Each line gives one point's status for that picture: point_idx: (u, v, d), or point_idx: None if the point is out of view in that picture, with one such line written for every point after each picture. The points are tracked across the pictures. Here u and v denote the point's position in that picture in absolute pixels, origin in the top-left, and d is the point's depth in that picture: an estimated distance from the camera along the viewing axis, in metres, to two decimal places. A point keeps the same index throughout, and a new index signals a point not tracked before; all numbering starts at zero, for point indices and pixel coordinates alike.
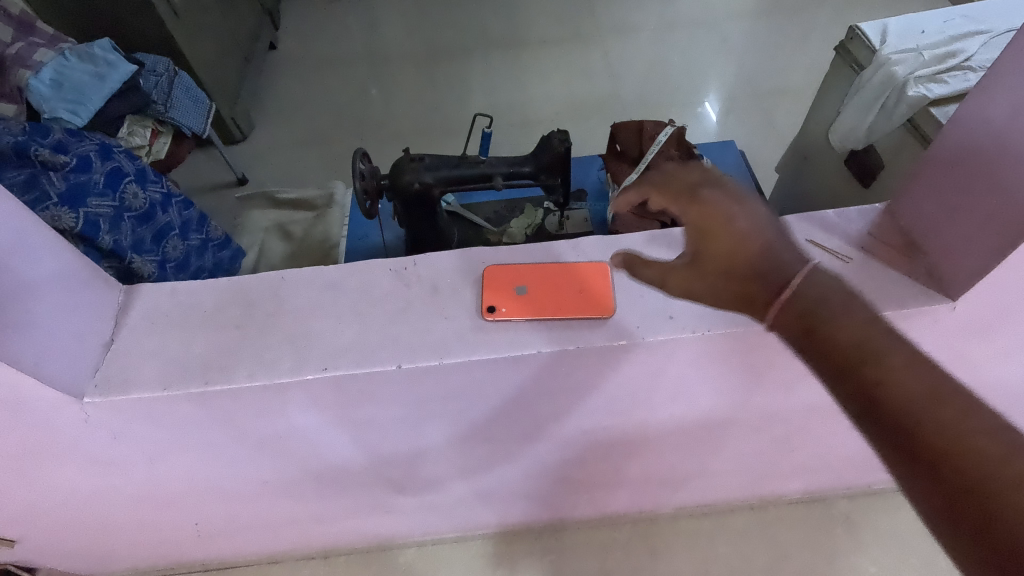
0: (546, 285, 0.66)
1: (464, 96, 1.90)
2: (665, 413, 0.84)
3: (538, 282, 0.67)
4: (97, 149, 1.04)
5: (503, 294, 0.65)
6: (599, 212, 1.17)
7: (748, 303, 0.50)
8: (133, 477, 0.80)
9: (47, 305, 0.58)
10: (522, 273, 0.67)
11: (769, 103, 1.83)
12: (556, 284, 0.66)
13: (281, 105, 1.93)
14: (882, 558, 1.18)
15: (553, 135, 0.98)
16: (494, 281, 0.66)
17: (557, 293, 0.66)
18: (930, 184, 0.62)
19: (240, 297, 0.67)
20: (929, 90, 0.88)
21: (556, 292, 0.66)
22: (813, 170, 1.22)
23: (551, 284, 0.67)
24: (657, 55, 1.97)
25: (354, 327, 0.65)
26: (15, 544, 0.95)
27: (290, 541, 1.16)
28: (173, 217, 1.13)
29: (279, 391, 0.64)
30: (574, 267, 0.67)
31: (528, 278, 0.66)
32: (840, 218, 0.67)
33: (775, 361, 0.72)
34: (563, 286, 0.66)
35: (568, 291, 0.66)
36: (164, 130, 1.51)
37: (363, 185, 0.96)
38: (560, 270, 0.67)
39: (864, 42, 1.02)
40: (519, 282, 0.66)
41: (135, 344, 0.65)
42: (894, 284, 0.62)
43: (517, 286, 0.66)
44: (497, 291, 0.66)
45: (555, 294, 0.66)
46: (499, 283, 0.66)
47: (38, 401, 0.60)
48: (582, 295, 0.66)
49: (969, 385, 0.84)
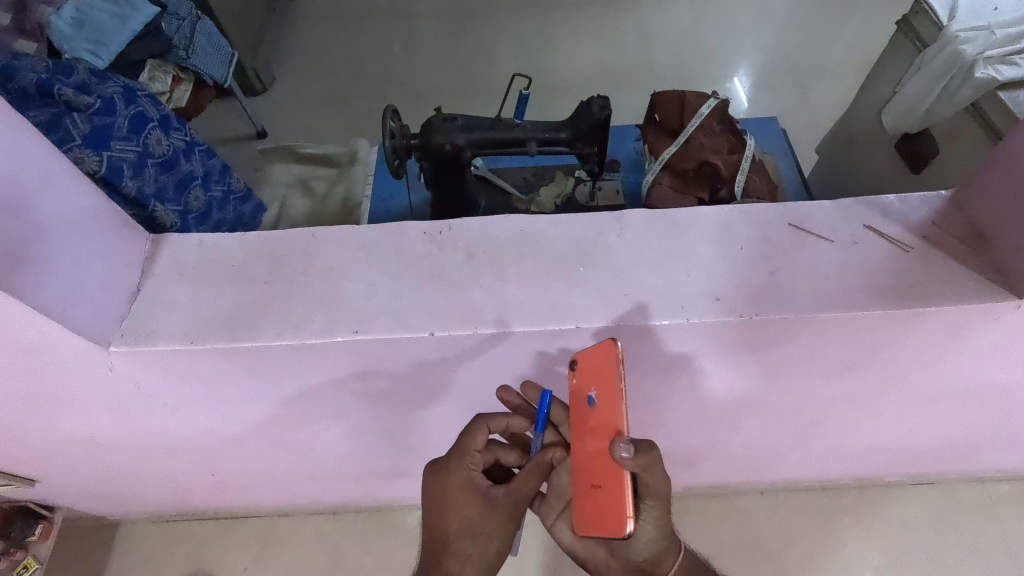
0: (586, 453, 0.62)
1: (492, 56, 1.84)
2: (694, 398, 0.82)
3: (583, 440, 0.62)
4: (121, 92, 1.01)
5: (603, 384, 0.59)
6: (632, 184, 1.12)
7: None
8: (152, 426, 0.80)
9: (75, 250, 0.56)
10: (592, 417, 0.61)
11: (810, 80, 1.75)
12: (589, 475, 0.62)
13: (306, 56, 1.87)
14: (888, 550, 1.17)
15: (594, 100, 0.94)
16: (594, 363, 0.60)
17: (612, 474, 0.59)
18: (1003, 174, 0.58)
19: (268, 253, 0.65)
20: (999, 72, 0.81)
21: (609, 479, 0.59)
22: (860, 153, 1.16)
23: (586, 462, 0.62)
24: (695, 23, 1.88)
25: (385, 291, 0.63)
26: (37, 483, 0.96)
27: (301, 495, 1.17)
28: (195, 165, 1.09)
29: (306, 351, 0.63)
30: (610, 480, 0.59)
31: (582, 426, 0.62)
32: (901, 204, 0.63)
33: (812, 357, 0.69)
34: (586, 492, 0.63)
35: (602, 491, 0.60)
36: (185, 77, 1.48)
37: (392, 144, 0.93)
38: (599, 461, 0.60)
39: (932, 17, 0.96)
40: (585, 407, 0.62)
41: (161, 295, 0.63)
42: (953, 276, 0.59)
43: (592, 399, 0.61)
44: (603, 387, 0.59)
45: (610, 479, 0.59)
46: (588, 376, 0.61)
47: (65, 346, 0.59)
48: (600, 523, 0.61)
49: (1011, 392, 0.79)
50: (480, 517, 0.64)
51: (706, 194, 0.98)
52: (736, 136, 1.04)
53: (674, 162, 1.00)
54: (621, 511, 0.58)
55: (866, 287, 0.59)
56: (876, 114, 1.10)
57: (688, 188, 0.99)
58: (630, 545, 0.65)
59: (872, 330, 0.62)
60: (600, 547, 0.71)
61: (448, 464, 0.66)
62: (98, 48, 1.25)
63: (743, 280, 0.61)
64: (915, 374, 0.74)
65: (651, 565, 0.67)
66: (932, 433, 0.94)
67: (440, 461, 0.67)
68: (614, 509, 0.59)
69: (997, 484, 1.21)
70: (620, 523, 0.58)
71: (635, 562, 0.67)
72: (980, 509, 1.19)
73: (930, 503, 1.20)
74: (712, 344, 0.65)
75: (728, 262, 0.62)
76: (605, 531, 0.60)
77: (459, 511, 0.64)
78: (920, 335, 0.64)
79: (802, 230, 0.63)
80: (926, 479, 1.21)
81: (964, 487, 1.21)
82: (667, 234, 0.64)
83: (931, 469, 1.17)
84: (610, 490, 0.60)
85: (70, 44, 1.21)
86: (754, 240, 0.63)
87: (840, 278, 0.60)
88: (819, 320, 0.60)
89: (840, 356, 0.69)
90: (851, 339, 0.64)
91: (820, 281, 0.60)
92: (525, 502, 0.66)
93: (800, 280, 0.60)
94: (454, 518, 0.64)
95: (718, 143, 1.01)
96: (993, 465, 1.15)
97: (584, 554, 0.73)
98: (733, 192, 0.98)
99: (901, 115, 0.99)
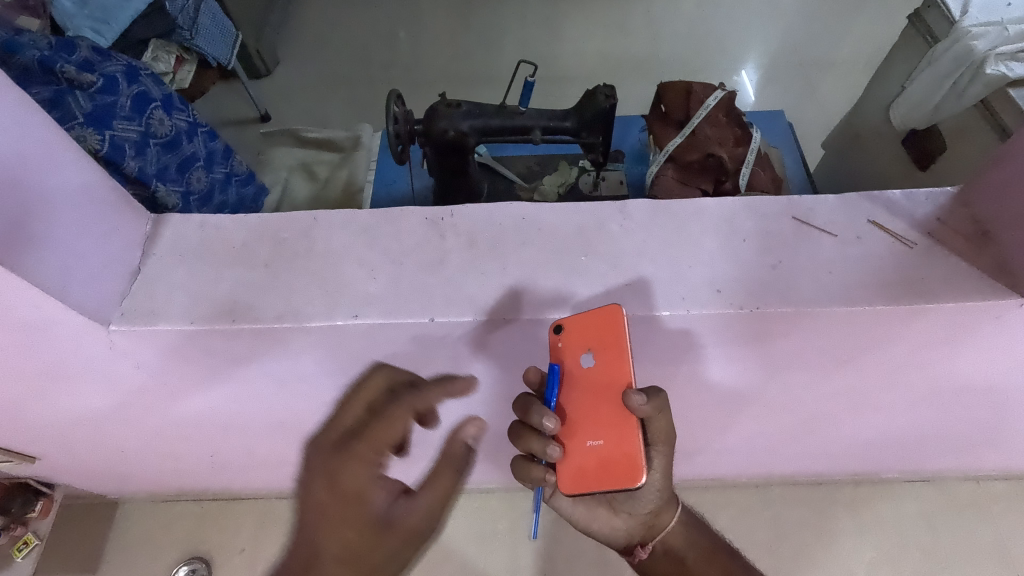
0: (584, 411, 0.63)
1: (497, 43, 1.82)
2: (692, 390, 0.82)
3: (578, 400, 0.63)
4: (123, 71, 1.00)
5: (604, 342, 0.60)
6: (636, 175, 1.12)
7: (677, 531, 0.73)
8: (152, 406, 0.80)
9: (76, 229, 0.56)
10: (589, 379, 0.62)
11: (818, 75, 1.74)
12: (588, 434, 0.63)
13: (310, 39, 1.86)
14: (881, 546, 1.17)
15: (600, 89, 0.93)
16: (589, 323, 0.59)
17: (619, 426, 0.61)
18: (1010, 171, 0.57)
19: (270, 235, 0.65)
20: (1010, 69, 0.80)
21: (613, 434, 0.61)
22: (866, 149, 1.16)
23: (584, 422, 0.63)
24: (704, 14, 1.85)
25: (385, 276, 0.63)
26: (37, 460, 0.96)
27: (299, 479, 1.18)
28: (198, 147, 1.09)
29: (306, 335, 0.63)
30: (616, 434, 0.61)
31: (574, 386, 0.63)
32: (907, 199, 0.63)
33: (809, 351, 0.69)
34: (582, 452, 0.63)
35: (607, 447, 0.62)
36: (189, 58, 1.47)
37: (395, 129, 0.92)
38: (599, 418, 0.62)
39: (943, 12, 0.95)
40: (576, 367, 0.62)
41: (162, 275, 0.63)
42: (957, 273, 0.59)
43: (586, 358, 0.61)
44: (602, 344, 0.60)
45: (616, 433, 0.61)
46: (578, 336, 0.61)
47: (65, 324, 0.59)
48: (608, 478, 0.61)
49: (1010, 391, 0.79)
50: (365, 545, 0.63)
51: (710, 186, 0.98)
52: (742, 128, 1.03)
53: (679, 153, 0.99)
54: (633, 460, 0.60)
55: (869, 282, 0.59)
56: (883, 109, 1.09)
57: (692, 180, 0.98)
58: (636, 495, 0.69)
59: (872, 326, 0.62)
60: (602, 507, 0.75)
61: (345, 458, 0.64)
62: (100, 27, 1.24)
63: (744, 273, 0.61)
64: (916, 370, 0.74)
65: (654, 518, 0.72)
66: (928, 431, 0.94)
67: (344, 444, 0.65)
68: (622, 459, 0.61)
69: (993, 483, 1.21)
70: (636, 472, 0.60)
71: (639, 516, 0.72)
72: (973, 507, 1.19)
73: (925, 501, 1.20)
74: (713, 336, 0.65)
75: (731, 255, 0.61)
76: (614, 484, 0.61)
77: (346, 535, 0.63)
78: (921, 330, 0.64)
79: (805, 224, 0.62)
80: (922, 477, 1.22)
81: (960, 485, 1.21)
82: (670, 225, 0.64)
83: (926, 467, 1.17)
84: (616, 444, 0.61)
85: (74, 22, 1.21)
86: (757, 233, 0.62)
87: (843, 273, 0.60)
88: (820, 315, 0.60)
89: (839, 350, 0.68)
90: (849, 334, 0.64)
91: (822, 275, 0.60)
92: (426, 528, 0.67)
93: (801, 274, 0.60)
94: (337, 540, 0.62)
95: (724, 135, 1.01)
96: (988, 464, 1.16)
97: (584, 517, 0.76)
98: (737, 185, 0.97)
99: (910, 111, 0.98)
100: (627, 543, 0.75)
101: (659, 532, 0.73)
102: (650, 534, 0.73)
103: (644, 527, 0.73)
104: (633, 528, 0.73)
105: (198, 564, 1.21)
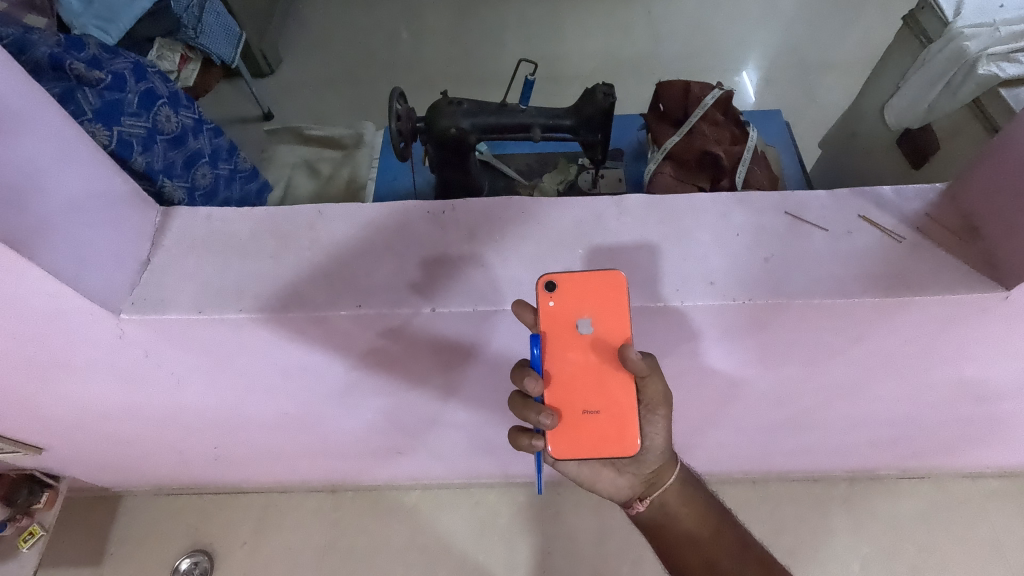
0: (581, 378, 0.64)
1: (498, 43, 1.83)
2: (688, 382, 0.83)
3: (573, 366, 0.64)
4: (131, 68, 1.01)
5: (604, 310, 0.62)
6: (635, 172, 1.14)
7: (676, 491, 0.74)
8: (157, 396, 0.82)
9: (87, 219, 0.58)
10: (586, 346, 0.63)
11: (816, 75, 1.75)
12: (585, 403, 0.64)
13: (312, 38, 1.87)
14: (875, 542, 1.19)
15: (599, 88, 0.94)
16: (591, 286, 0.61)
17: (619, 395, 0.64)
18: (997, 167, 0.59)
19: (275, 227, 0.66)
20: (1001, 69, 0.82)
21: (612, 402, 0.64)
22: (862, 147, 1.18)
23: (577, 389, 0.64)
24: (704, 14, 1.87)
25: (389, 267, 0.65)
26: (43, 451, 0.98)
27: (301, 473, 1.19)
28: (203, 143, 1.12)
29: (312, 324, 0.65)
30: (614, 402, 0.65)
31: (570, 353, 0.63)
32: (896, 195, 0.65)
33: (800, 344, 0.70)
34: (577, 420, 0.65)
35: (605, 415, 0.65)
36: (193, 57, 1.49)
37: (398, 126, 0.94)
38: (596, 386, 0.64)
39: (937, 13, 0.96)
40: (574, 332, 0.63)
41: (171, 266, 0.65)
42: (944, 267, 0.61)
43: (586, 324, 0.62)
44: (602, 310, 0.62)
45: (613, 402, 0.65)
46: (573, 299, 0.62)
47: (77, 311, 0.61)
48: (603, 445, 0.65)
49: (999, 386, 0.81)
50: None
51: (707, 183, 0.99)
52: (739, 127, 1.04)
53: (678, 152, 1.01)
54: (630, 429, 0.65)
55: (859, 275, 0.61)
56: (878, 108, 1.11)
57: (690, 177, 1.00)
58: (640, 455, 0.72)
59: (860, 317, 0.64)
60: (606, 468, 0.73)
61: None
62: (107, 24, 1.27)
63: (737, 265, 0.62)
64: (907, 364, 0.75)
65: (655, 476, 0.73)
66: (920, 425, 0.96)
67: None
68: (618, 428, 0.65)
69: (986, 481, 1.23)
70: (636, 439, 0.65)
71: (642, 472, 0.73)
72: (967, 504, 1.21)
73: (920, 497, 1.22)
74: (707, 327, 0.67)
75: (725, 248, 0.63)
76: (609, 452, 0.65)
77: None
78: (909, 323, 0.65)
79: (798, 218, 0.64)
80: (917, 474, 1.23)
81: (953, 482, 1.23)
82: (667, 219, 0.65)
83: (920, 464, 1.19)
84: (614, 413, 0.65)
85: (80, 20, 1.24)
86: (750, 227, 0.64)
87: (833, 266, 0.61)
88: (811, 307, 0.61)
89: (830, 342, 0.70)
90: (838, 326, 0.66)
91: (812, 268, 0.62)
92: None
93: (793, 267, 0.62)
94: None
95: (721, 134, 1.03)
96: (981, 462, 1.17)
97: (588, 477, 0.73)
98: (733, 182, 0.97)
99: (904, 110, 1.00)
100: (626, 500, 0.74)
101: (658, 490, 0.73)
102: (649, 490, 0.73)
103: (645, 483, 0.73)
104: (635, 485, 0.73)
105: (201, 556, 1.22)
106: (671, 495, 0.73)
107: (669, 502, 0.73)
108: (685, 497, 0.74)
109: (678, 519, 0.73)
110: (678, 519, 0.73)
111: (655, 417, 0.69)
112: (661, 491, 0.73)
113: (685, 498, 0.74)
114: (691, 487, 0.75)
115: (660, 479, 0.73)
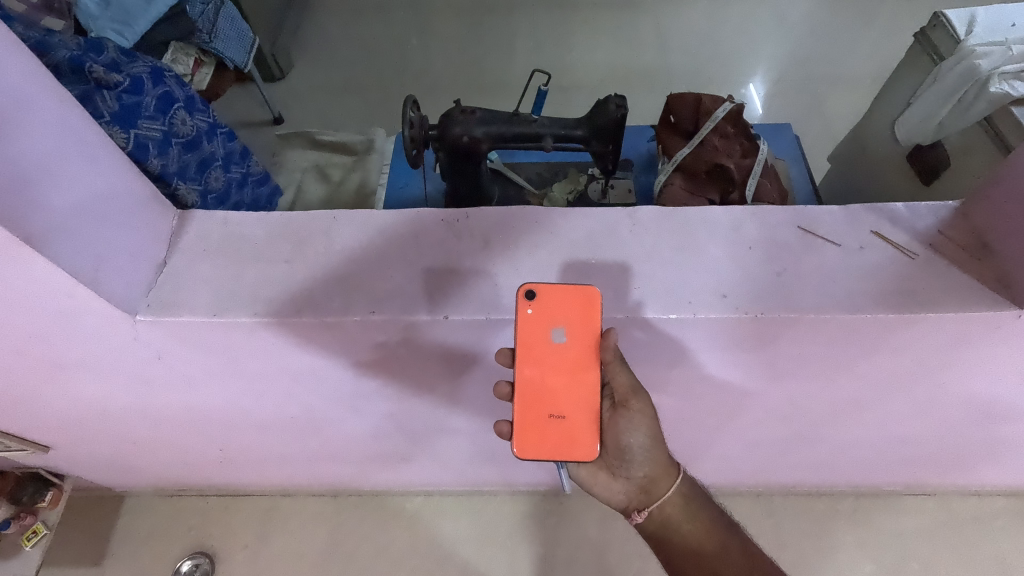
0: (549, 382, 0.67)
1: (508, 52, 1.84)
2: (695, 394, 0.83)
3: (542, 371, 0.67)
4: (149, 72, 1.02)
5: (578, 321, 0.64)
6: (644, 184, 1.14)
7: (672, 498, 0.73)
8: (165, 396, 0.82)
9: (106, 221, 0.58)
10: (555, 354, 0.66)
11: (825, 90, 1.76)
12: (550, 405, 0.68)
13: (323, 44, 1.89)
14: (880, 558, 1.18)
15: (611, 99, 0.95)
16: (568, 300, 0.63)
17: (584, 402, 0.67)
18: (1010, 187, 0.59)
19: (291, 233, 0.67)
20: (1014, 87, 0.83)
21: (576, 408, 0.67)
22: (870, 162, 1.18)
23: (544, 392, 0.67)
24: (713, 28, 1.88)
25: (402, 274, 0.65)
26: (49, 450, 0.98)
27: (303, 476, 1.19)
28: (217, 148, 1.13)
29: (324, 329, 0.65)
30: (578, 407, 0.67)
31: (541, 360, 0.66)
32: (909, 212, 0.65)
33: (806, 358, 0.71)
34: (542, 422, 0.68)
35: (568, 420, 0.68)
36: (207, 61, 1.50)
37: (411, 134, 0.94)
38: (561, 390, 0.67)
39: (949, 30, 0.97)
40: (549, 340, 0.65)
41: (186, 268, 0.65)
42: (956, 284, 0.61)
43: (559, 334, 0.65)
44: (576, 322, 0.64)
45: (578, 410, 0.68)
46: (551, 309, 0.63)
47: (93, 312, 0.61)
48: (563, 449, 0.68)
49: (1007, 404, 0.81)
50: None
51: (717, 196, 0.99)
52: (750, 140, 1.05)
53: (688, 164, 1.02)
54: (591, 435, 0.68)
55: (870, 290, 0.61)
56: (888, 124, 1.11)
57: (699, 189, 1.01)
58: (628, 459, 0.72)
59: (868, 333, 0.64)
60: (601, 472, 0.75)
61: None
62: (123, 28, 1.29)
63: (749, 279, 0.62)
64: (916, 380, 0.75)
65: (650, 483, 0.73)
66: (926, 442, 0.95)
67: None
68: (579, 433, 0.68)
69: (993, 499, 1.22)
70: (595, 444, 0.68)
71: (635, 479, 0.73)
72: (974, 523, 1.20)
73: (925, 514, 1.21)
74: (717, 340, 0.67)
75: (737, 261, 0.63)
76: (570, 454, 0.68)
77: None
78: (916, 339, 0.65)
79: (810, 233, 0.64)
80: (924, 491, 1.22)
81: (960, 500, 1.22)
82: (679, 231, 0.65)
83: (927, 481, 1.18)
84: (577, 422, 0.68)
85: (97, 23, 1.25)
86: (761, 240, 0.64)
87: (845, 281, 0.62)
88: (821, 322, 0.61)
89: (836, 357, 0.70)
90: (844, 343, 0.66)
91: (826, 281, 0.62)
92: None
93: (805, 280, 0.62)
94: None
95: (731, 146, 1.03)
96: (988, 481, 1.17)
97: (586, 480, 0.76)
98: (743, 195, 0.98)
99: (914, 126, 1.00)
100: (625, 508, 0.76)
101: (656, 499, 0.73)
102: (646, 501, 0.74)
103: (641, 492, 0.74)
104: (631, 493, 0.74)
105: (202, 558, 1.22)
106: (671, 505, 0.73)
107: (668, 512, 0.73)
108: (683, 507, 0.74)
109: (680, 530, 0.73)
110: (679, 530, 0.73)
111: (632, 419, 0.69)
112: (654, 498, 0.73)
113: (683, 507, 0.74)
114: (692, 497, 0.74)
115: (657, 488, 0.73)
